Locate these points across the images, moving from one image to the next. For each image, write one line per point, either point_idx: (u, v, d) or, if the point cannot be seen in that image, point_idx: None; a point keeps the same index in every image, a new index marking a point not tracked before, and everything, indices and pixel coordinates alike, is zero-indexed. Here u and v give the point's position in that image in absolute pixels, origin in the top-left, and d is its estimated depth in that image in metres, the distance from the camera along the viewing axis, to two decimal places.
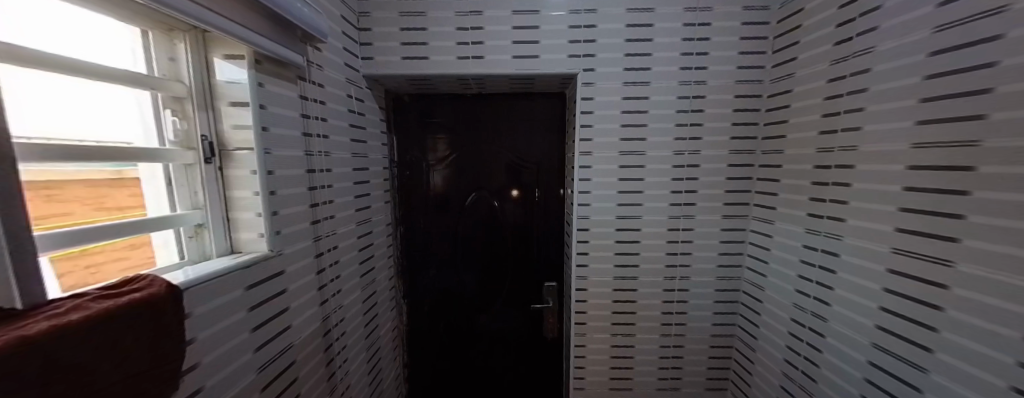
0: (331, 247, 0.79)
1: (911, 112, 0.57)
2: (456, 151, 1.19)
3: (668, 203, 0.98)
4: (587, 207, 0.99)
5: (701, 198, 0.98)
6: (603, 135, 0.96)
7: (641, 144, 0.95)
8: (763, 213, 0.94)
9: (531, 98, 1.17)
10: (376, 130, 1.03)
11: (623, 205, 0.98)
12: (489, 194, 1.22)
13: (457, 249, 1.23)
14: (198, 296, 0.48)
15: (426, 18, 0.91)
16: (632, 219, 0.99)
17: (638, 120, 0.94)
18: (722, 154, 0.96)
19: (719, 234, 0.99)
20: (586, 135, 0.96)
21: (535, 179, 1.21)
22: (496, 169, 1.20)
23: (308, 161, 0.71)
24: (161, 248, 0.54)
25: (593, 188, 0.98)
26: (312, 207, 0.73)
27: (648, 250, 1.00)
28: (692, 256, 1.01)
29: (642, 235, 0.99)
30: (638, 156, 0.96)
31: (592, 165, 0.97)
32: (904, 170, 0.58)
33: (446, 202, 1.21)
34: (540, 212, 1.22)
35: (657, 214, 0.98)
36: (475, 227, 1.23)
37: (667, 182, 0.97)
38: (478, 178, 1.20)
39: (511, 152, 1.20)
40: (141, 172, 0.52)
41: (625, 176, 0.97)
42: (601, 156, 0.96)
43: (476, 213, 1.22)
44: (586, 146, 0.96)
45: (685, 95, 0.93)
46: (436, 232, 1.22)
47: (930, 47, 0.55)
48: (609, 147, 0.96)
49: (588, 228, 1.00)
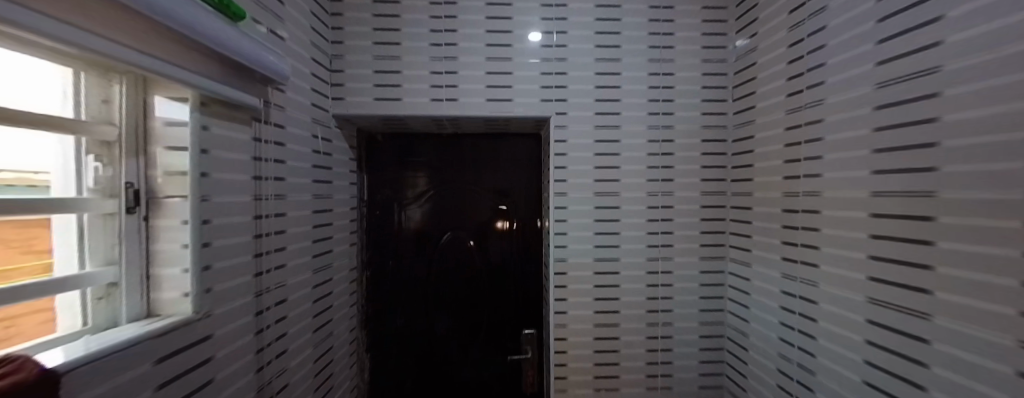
0: (278, 300, 0.71)
1: (866, 161, 0.59)
2: (430, 190, 1.15)
3: (646, 245, 0.95)
4: (564, 249, 0.95)
5: (678, 240, 0.96)
6: (577, 177, 0.95)
7: (615, 185, 0.95)
8: (739, 255, 0.93)
9: (506, 138, 1.18)
10: (345, 169, 0.99)
11: (600, 247, 0.95)
12: (464, 234, 1.17)
13: (428, 294, 1.15)
14: (99, 373, 0.40)
15: (400, 62, 0.92)
16: (610, 262, 0.95)
17: (611, 162, 0.95)
18: (695, 195, 0.96)
19: (698, 276, 0.97)
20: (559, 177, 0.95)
21: (512, 219, 1.17)
22: (472, 208, 1.16)
23: (256, 206, 0.65)
24: (63, 309, 0.44)
25: (570, 230, 0.95)
26: (256, 258, 0.65)
27: (628, 294, 0.96)
28: (673, 301, 0.96)
29: (620, 278, 0.95)
30: (613, 197, 0.95)
31: (567, 206, 0.95)
32: (869, 217, 0.58)
33: (418, 243, 1.15)
34: (517, 252, 1.17)
35: (635, 256, 0.95)
36: (448, 269, 1.16)
37: (643, 223, 0.95)
38: (453, 217, 1.16)
39: (487, 191, 1.17)
40: (53, 220, 0.44)
41: (601, 217, 0.95)
42: (575, 198, 0.95)
43: (449, 255, 1.16)
44: (560, 187, 0.95)
45: (655, 139, 0.95)
46: (405, 275, 1.14)
47: (875, 101, 0.58)
48: (583, 189, 0.95)
49: (566, 272, 0.95)
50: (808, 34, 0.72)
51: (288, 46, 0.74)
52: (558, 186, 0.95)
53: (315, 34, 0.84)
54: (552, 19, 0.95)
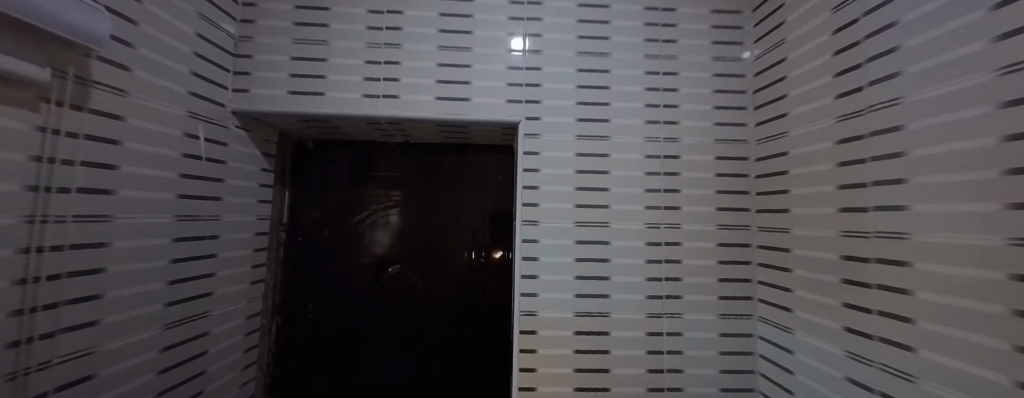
0: (74, 377, 0.46)
1: (989, 189, 0.36)
2: (380, 212, 0.91)
3: (644, 296, 0.69)
4: (534, 299, 0.68)
5: (688, 290, 0.69)
6: (552, 201, 0.71)
7: (601, 213, 0.70)
8: (774, 314, 0.66)
9: (473, 152, 0.95)
10: (249, 184, 0.76)
11: (582, 297, 0.68)
12: (417, 272, 0.90)
13: (362, 348, 0.87)
14: None
15: (327, 48, 0.72)
16: (598, 317, 0.68)
17: (596, 183, 0.71)
18: (709, 229, 0.71)
19: (716, 341, 0.68)
20: (527, 200, 0.71)
21: (477, 254, 0.91)
22: (429, 237, 0.91)
23: (30, 231, 0.41)
24: None
25: (541, 271, 0.69)
26: (21, 316, 0.40)
27: (622, 366, 0.67)
28: (683, 376, 0.67)
29: (610, 343, 0.67)
30: (599, 229, 0.70)
31: (539, 239, 0.70)
32: (1005, 281, 0.34)
33: (355, 281, 0.89)
34: (481, 298, 0.89)
35: (631, 311, 0.68)
36: (392, 317, 0.89)
37: (639, 266, 0.69)
38: (405, 248, 0.91)
39: (447, 215, 0.92)
40: None
41: (583, 255, 0.69)
42: (547, 230, 0.70)
43: (396, 298, 0.89)
44: (529, 214, 0.70)
45: (654, 154, 0.72)
46: (334, 323, 0.87)
47: (996, 95, 0.35)
48: (558, 216, 0.70)
49: (536, 331, 0.67)
50: (864, 13, 0.52)
51: (151, 11, 0.54)
52: (526, 211, 0.70)
53: (207, 7, 0.64)
54: (524, 5, 0.76)
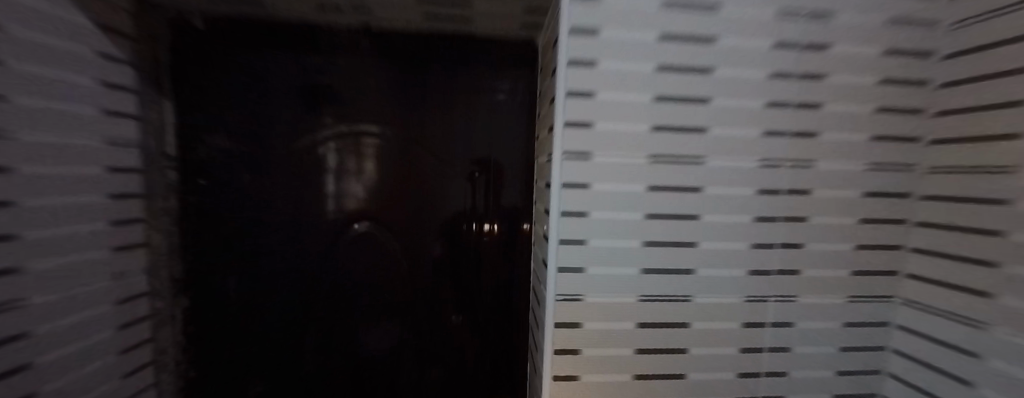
0: None
1: None
2: (344, 149, 0.60)
3: (746, 270, 0.45)
4: (581, 276, 0.43)
5: (808, 263, 0.45)
6: (609, 121, 0.41)
7: (691, 144, 0.42)
8: (933, 296, 0.43)
9: (481, 52, 0.60)
10: (77, 80, 0.42)
11: (651, 273, 0.44)
12: (401, 238, 0.63)
13: (327, 339, 0.63)
14: None
15: None
16: (675, 301, 0.44)
17: (683, 92, 0.42)
18: (854, 170, 0.44)
19: (841, 332, 0.47)
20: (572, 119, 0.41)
21: (484, 214, 0.63)
22: (417, 189, 0.62)
23: None
24: None
25: (592, 234, 0.43)
26: None
27: (701, 368, 0.46)
28: (788, 379, 0.47)
29: (688, 338, 0.45)
30: (685, 167, 0.42)
31: (593, 183, 0.42)
32: None
33: (311, 249, 0.61)
34: (490, 272, 0.64)
35: (724, 292, 0.45)
36: (367, 299, 0.63)
37: (741, 227, 0.44)
38: (383, 204, 0.62)
39: (444, 157, 0.62)
40: None
41: (660, 210, 0.43)
42: (601, 168, 0.42)
43: (372, 272, 0.63)
44: (573, 142, 0.41)
45: (788, 40, 0.42)
46: (283, 304, 0.61)
47: None
48: (618, 145, 0.41)
49: (582, 322, 0.44)
50: None
51: None
52: (571, 135, 0.41)
53: None
54: None
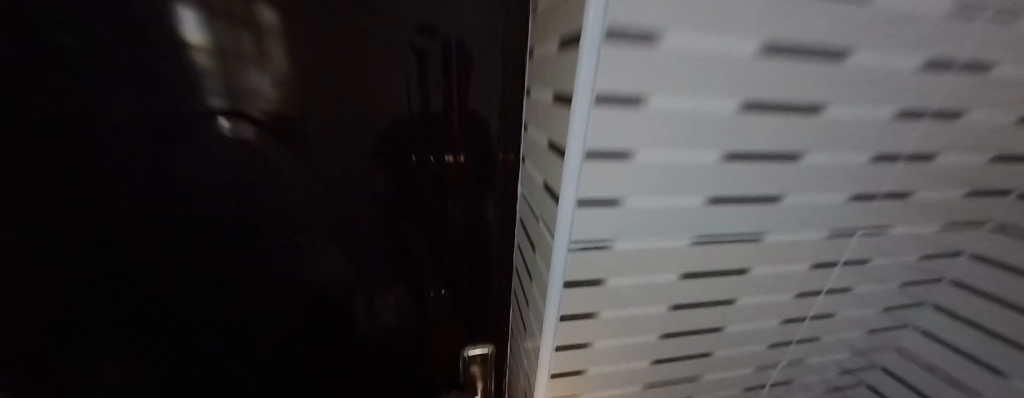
0: None
1: None
2: (201, 60, 0.31)
3: (805, 264, 0.36)
4: (602, 291, 0.32)
5: (854, 271, 0.38)
6: (671, 97, 0.22)
7: (790, 136, 0.26)
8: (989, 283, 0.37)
9: None
10: None
11: (679, 297, 0.35)
12: (337, 223, 0.42)
13: (239, 337, 0.47)
14: None
15: None
16: (717, 300, 0.36)
17: (818, 38, 0.21)
18: (972, 165, 0.32)
19: (870, 317, 0.45)
20: (605, 96, 0.20)
21: (459, 187, 0.43)
22: (354, 149, 0.38)
23: None
24: None
25: (624, 238, 0.28)
26: None
27: (729, 359, 0.43)
28: (805, 360, 0.48)
29: (701, 346, 0.41)
30: (768, 170, 0.27)
31: (626, 198, 0.26)
32: None
33: (177, 203, 0.36)
34: (467, 261, 0.49)
35: (774, 292, 0.37)
36: (298, 296, 0.47)
37: (822, 216, 0.32)
38: (298, 171, 0.38)
39: (399, 92, 0.36)
40: None
41: (731, 198, 0.28)
42: (640, 178, 0.25)
43: (299, 266, 0.44)
44: (599, 140, 0.22)
45: None
46: (142, 267, 0.39)
47: None
48: (675, 139, 0.24)
49: (592, 344, 0.36)
50: None
51: None
52: (601, 126, 0.22)
53: None
54: None
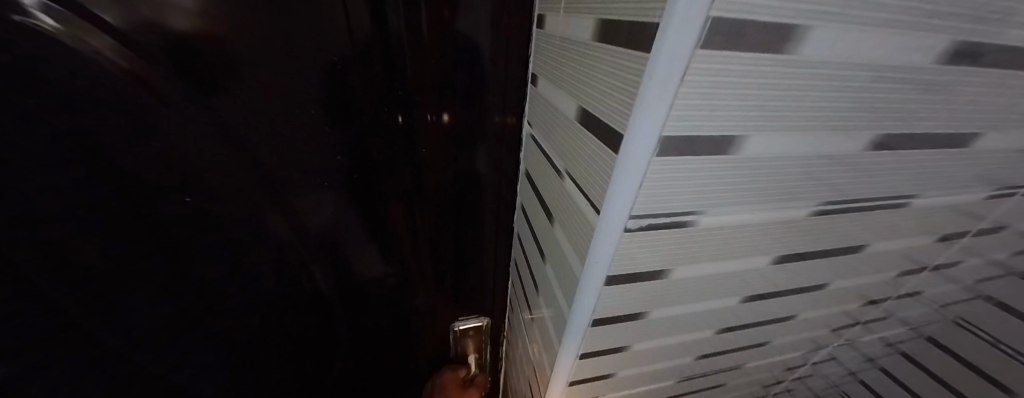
0: None
1: None
2: None
3: (897, 272, 0.26)
4: (639, 320, 0.21)
5: (934, 282, 0.31)
6: (842, 35, 0.11)
7: (981, 108, 0.16)
8: None
9: None
10: None
11: (732, 331, 0.26)
12: (280, 203, 0.31)
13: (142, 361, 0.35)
14: None
15: None
16: (774, 322, 0.27)
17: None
18: None
19: (919, 317, 0.36)
20: (717, 36, 0.10)
21: (444, 155, 0.32)
22: (292, 96, 0.25)
23: None
24: None
25: (689, 250, 0.18)
26: None
27: (745, 377, 0.35)
28: (824, 364, 0.40)
29: (733, 374, 0.33)
30: (919, 162, 0.17)
31: (704, 213, 0.16)
32: None
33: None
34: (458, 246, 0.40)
35: (846, 301, 0.28)
36: (231, 301, 0.35)
37: (956, 212, 0.22)
38: (204, 129, 0.25)
39: (352, 4, 0.22)
40: None
41: (860, 188, 0.18)
42: (732, 180, 0.15)
43: (227, 263, 0.32)
44: (685, 117, 0.12)
45: None
46: None
47: None
48: (811, 115, 0.13)
49: (616, 373, 0.26)
50: None
51: None
52: (691, 95, 0.11)
53: None
54: None
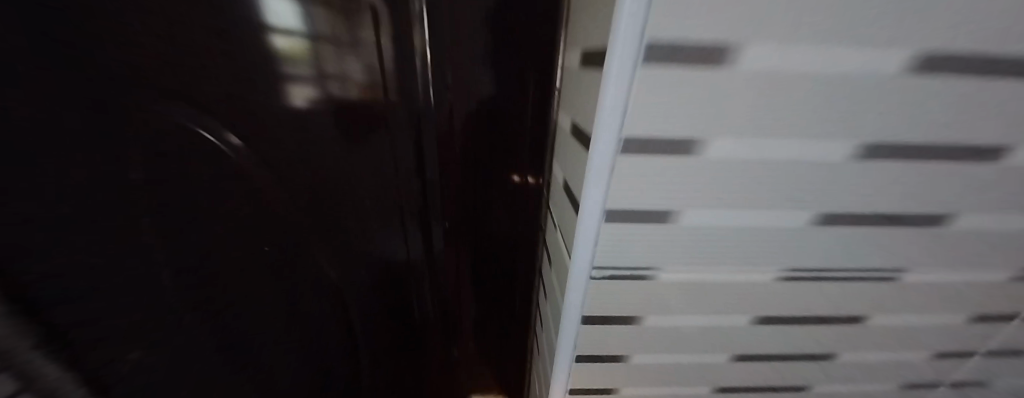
0: None
1: None
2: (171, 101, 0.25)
3: (932, 353, 0.24)
4: (622, 362, 0.24)
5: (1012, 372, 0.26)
6: (742, 141, 0.15)
7: (934, 196, 0.17)
8: None
9: None
10: None
11: (730, 392, 0.26)
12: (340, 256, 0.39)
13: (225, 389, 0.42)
14: None
15: None
16: (785, 390, 0.26)
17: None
18: None
19: None
20: (629, 147, 0.15)
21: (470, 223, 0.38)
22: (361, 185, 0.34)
23: None
24: None
25: (655, 301, 0.21)
26: None
27: None
28: None
29: None
30: (885, 240, 0.18)
31: (661, 269, 0.19)
32: None
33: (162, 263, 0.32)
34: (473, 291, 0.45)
35: (876, 379, 0.26)
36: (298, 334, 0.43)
37: (974, 291, 0.21)
38: (297, 199, 0.33)
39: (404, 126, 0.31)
40: None
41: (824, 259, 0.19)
42: (683, 243, 0.18)
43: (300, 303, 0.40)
44: (622, 197, 0.16)
45: None
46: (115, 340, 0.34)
47: None
48: (741, 194, 0.16)
49: None
50: None
51: None
52: (626, 182, 0.16)
53: None
54: None
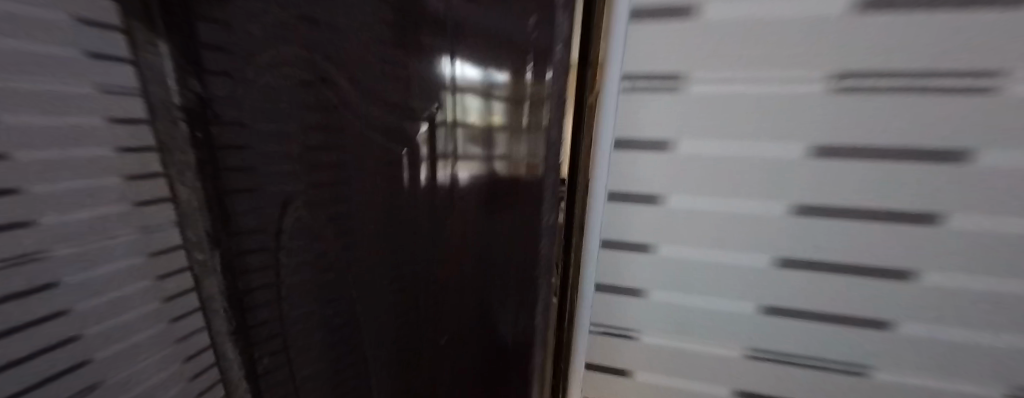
0: None
1: None
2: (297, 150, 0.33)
3: None
4: (643, 291, 0.27)
5: None
6: (713, 80, 0.20)
7: (953, 126, 0.17)
8: None
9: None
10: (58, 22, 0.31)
11: (763, 353, 0.25)
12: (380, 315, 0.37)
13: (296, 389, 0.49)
14: None
15: None
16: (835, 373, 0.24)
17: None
18: None
19: None
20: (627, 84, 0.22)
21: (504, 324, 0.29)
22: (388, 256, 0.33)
23: None
24: None
25: (666, 229, 0.24)
26: None
27: None
28: None
29: None
30: (893, 180, 0.19)
31: (667, 196, 0.23)
32: None
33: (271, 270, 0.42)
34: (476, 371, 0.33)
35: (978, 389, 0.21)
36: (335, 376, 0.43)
37: None
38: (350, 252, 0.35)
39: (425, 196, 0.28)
40: None
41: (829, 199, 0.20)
42: (682, 170, 0.22)
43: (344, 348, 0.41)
44: (628, 128, 0.23)
45: None
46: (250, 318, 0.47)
47: None
48: (729, 123, 0.21)
49: (635, 362, 0.29)
50: None
51: None
52: (626, 110, 0.22)
53: None
54: None
